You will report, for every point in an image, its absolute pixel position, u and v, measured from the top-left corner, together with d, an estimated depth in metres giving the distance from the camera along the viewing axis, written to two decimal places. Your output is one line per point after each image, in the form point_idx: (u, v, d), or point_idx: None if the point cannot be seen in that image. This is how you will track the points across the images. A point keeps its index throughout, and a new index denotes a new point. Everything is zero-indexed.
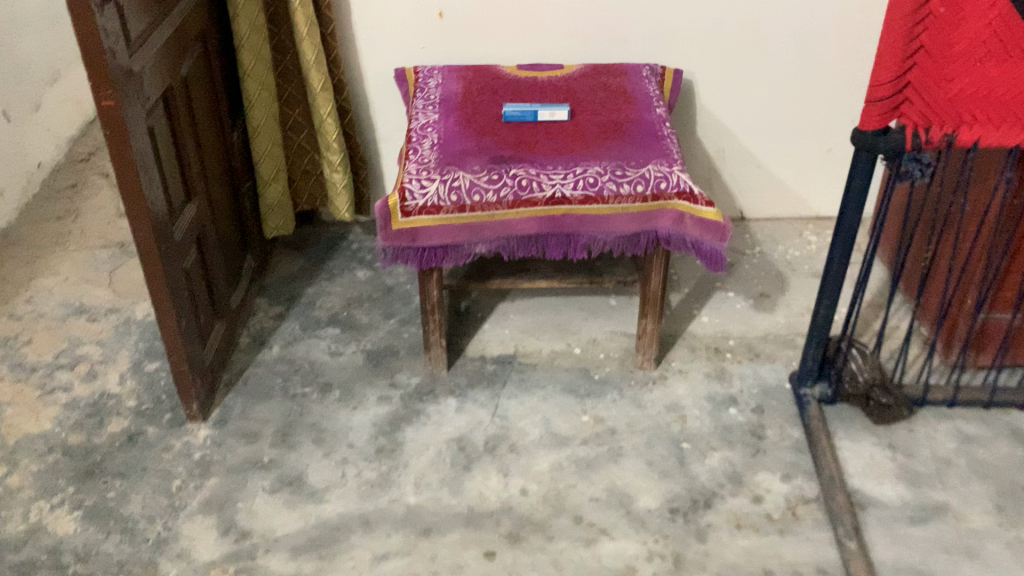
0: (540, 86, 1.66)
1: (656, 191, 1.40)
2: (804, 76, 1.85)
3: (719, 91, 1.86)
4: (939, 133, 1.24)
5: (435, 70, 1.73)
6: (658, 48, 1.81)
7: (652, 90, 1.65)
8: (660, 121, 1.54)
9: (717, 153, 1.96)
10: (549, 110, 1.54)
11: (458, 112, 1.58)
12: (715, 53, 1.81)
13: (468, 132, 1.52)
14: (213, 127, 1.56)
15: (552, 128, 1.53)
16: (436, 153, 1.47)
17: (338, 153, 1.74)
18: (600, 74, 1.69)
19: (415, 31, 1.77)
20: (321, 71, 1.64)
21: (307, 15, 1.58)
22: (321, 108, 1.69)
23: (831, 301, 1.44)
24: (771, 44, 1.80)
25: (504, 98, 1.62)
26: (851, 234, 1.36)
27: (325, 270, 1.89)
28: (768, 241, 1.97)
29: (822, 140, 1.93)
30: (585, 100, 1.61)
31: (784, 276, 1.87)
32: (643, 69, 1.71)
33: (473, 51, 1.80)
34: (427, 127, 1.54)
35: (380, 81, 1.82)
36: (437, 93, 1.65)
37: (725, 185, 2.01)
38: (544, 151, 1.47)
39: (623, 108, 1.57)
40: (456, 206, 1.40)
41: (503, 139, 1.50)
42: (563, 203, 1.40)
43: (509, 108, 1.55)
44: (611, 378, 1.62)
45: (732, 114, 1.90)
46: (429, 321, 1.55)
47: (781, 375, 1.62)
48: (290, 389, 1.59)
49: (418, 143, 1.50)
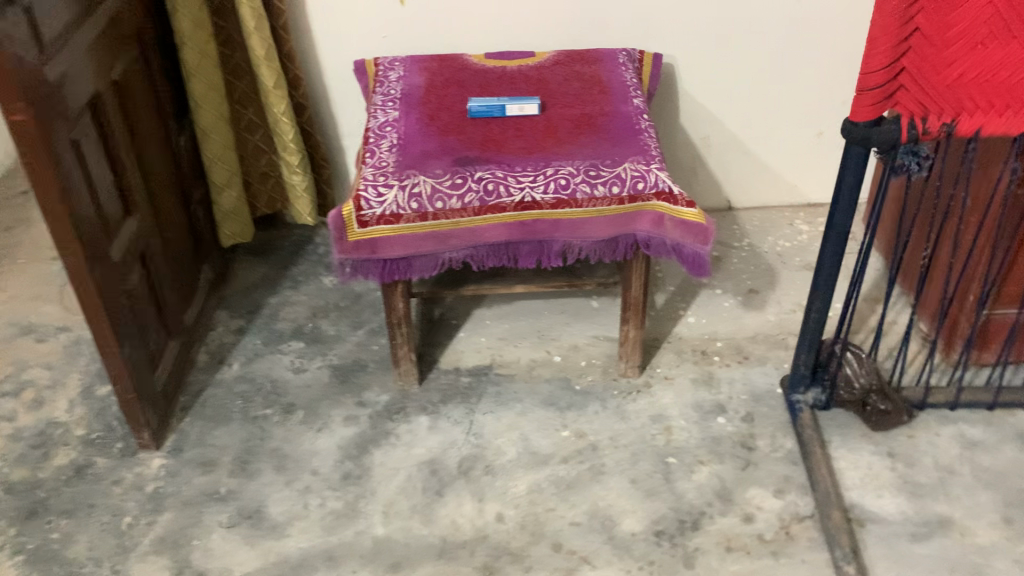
0: (509, 77, 1.54)
1: (633, 192, 1.29)
2: (792, 55, 1.74)
3: (699, 72, 1.75)
4: (937, 122, 1.14)
5: (398, 61, 1.61)
6: (634, 30, 1.69)
7: (629, 79, 1.54)
8: (638, 114, 1.43)
9: (701, 140, 1.85)
10: (517, 104, 1.43)
11: (421, 107, 1.46)
12: (695, 33, 1.70)
13: (430, 130, 1.41)
14: (156, 133, 1.44)
15: (521, 124, 1.42)
16: (395, 155, 1.35)
17: (296, 154, 1.63)
18: (573, 63, 1.57)
19: (375, 21, 1.65)
20: (272, 68, 1.52)
21: (254, 8, 1.46)
22: (275, 107, 1.57)
23: (824, 305, 1.34)
24: (755, 22, 1.69)
25: (470, 91, 1.50)
26: (844, 234, 1.27)
27: (289, 277, 1.78)
28: (757, 232, 1.88)
29: (811, 123, 1.83)
30: (557, 92, 1.49)
31: (774, 271, 1.77)
32: (619, 55, 1.60)
33: (438, 39, 1.69)
34: (386, 124, 1.43)
35: (339, 75, 1.71)
36: (399, 87, 1.52)
37: (711, 173, 1.90)
38: (512, 151, 1.36)
39: (598, 100, 1.46)
40: (418, 214, 1.29)
41: (469, 138, 1.39)
42: (533, 207, 1.30)
43: (475, 102, 1.43)
44: (594, 389, 1.52)
45: (716, 98, 1.79)
46: (396, 335, 1.45)
47: (773, 379, 1.52)
48: (250, 412, 1.49)
49: (377, 144, 1.39)
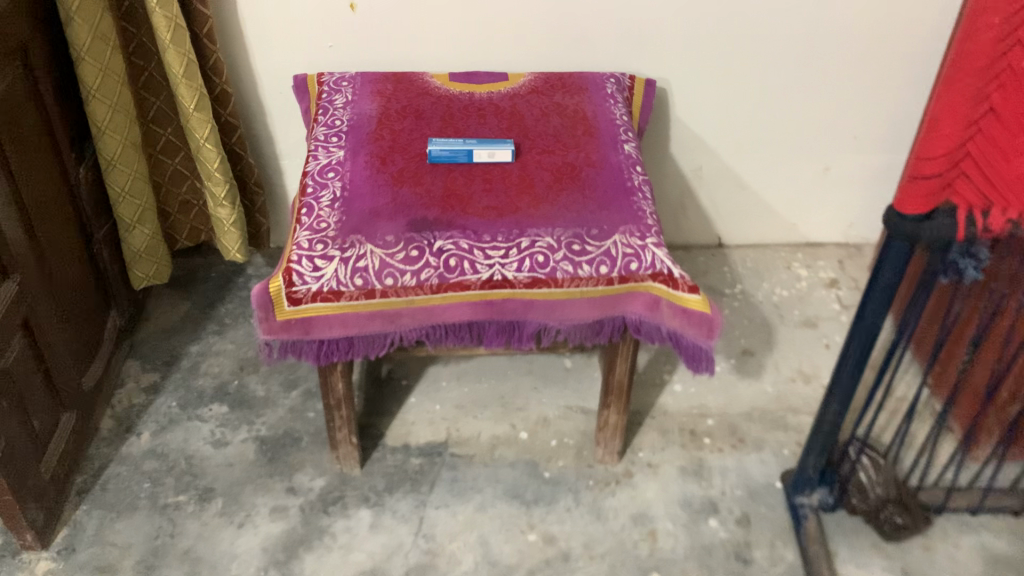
0: (477, 110, 1.30)
1: (624, 273, 1.07)
2: (803, 82, 1.51)
3: (698, 97, 1.52)
4: (1002, 218, 0.91)
5: (346, 80, 1.35)
6: (625, 48, 1.45)
7: (617, 115, 1.30)
8: (628, 166, 1.20)
9: (694, 172, 1.62)
10: (487, 148, 1.19)
11: (370, 148, 1.21)
12: (696, 54, 1.46)
13: (381, 179, 1.16)
14: (46, 165, 1.18)
15: (491, 175, 1.18)
16: (337, 213, 1.11)
17: (223, 183, 1.38)
18: (552, 93, 1.33)
19: (320, 27, 1.39)
20: (193, 86, 1.26)
21: (169, 17, 1.19)
22: (197, 131, 1.31)
23: (840, 410, 1.14)
24: (765, 44, 1.45)
25: (430, 126, 1.26)
26: (872, 333, 1.06)
27: (215, 319, 1.54)
28: (752, 277, 1.67)
29: (818, 158, 1.61)
30: (533, 132, 1.25)
31: (770, 327, 1.57)
32: (606, 83, 1.37)
33: (393, 51, 1.43)
34: (328, 168, 1.18)
35: (277, 87, 1.45)
36: (345, 116, 1.27)
37: (702, 208, 1.68)
38: (480, 211, 1.12)
39: (583, 145, 1.23)
40: (363, 291, 1.05)
41: (427, 191, 1.15)
42: (504, 286, 1.07)
43: (437, 145, 1.19)
44: (565, 477, 1.31)
45: (714, 126, 1.56)
46: (335, 417, 1.22)
47: (770, 470, 1.33)
48: (160, 498, 1.26)
49: (315, 195, 1.14)
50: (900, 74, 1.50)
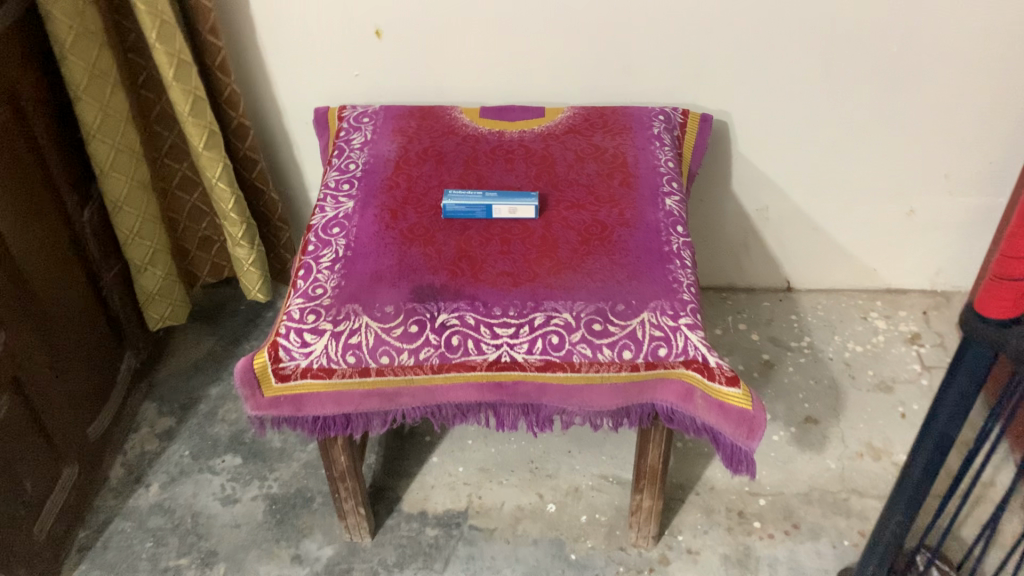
0: (504, 154, 1.17)
1: (650, 359, 0.93)
2: (886, 113, 1.33)
3: (763, 131, 1.36)
4: None
5: (368, 115, 1.24)
6: (679, 77, 1.30)
7: (661, 160, 1.16)
8: (667, 226, 1.06)
9: (759, 212, 1.46)
10: (509, 204, 1.07)
11: (382, 199, 1.10)
12: (762, 81, 1.30)
13: (388, 238, 1.05)
14: (43, 211, 1.11)
15: (510, 234, 1.06)
16: (335, 277, 1.00)
17: (240, 223, 1.29)
18: (591, 133, 1.20)
19: (343, 55, 1.28)
20: (201, 124, 1.18)
21: (172, 53, 1.10)
22: (208, 170, 1.23)
23: (906, 520, 0.98)
24: (841, 71, 1.28)
25: (451, 173, 1.14)
26: (945, 441, 0.89)
27: (238, 357, 1.47)
28: (822, 328, 1.50)
29: (901, 198, 1.43)
30: (563, 183, 1.12)
31: (838, 389, 1.40)
32: (654, 121, 1.22)
33: (420, 83, 1.32)
34: (333, 222, 1.08)
35: (301, 119, 1.36)
36: (361, 159, 1.16)
37: (768, 250, 1.52)
38: (493, 277, 1.00)
39: (618, 198, 1.09)
40: (357, 370, 0.95)
41: (438, 252, 1.03)
42: (513, 367, 0.95)
43: (453, 199, 1.08)
44: (593, 561, 1.18)
45: (781, 162, 1.40)
46: (340, 489, 1.13)
47: (829, 566, 1.17)
48: (160, 561, 1.19)
49: (316, 255, 1.04)
50: (1001, 106, 1.30)
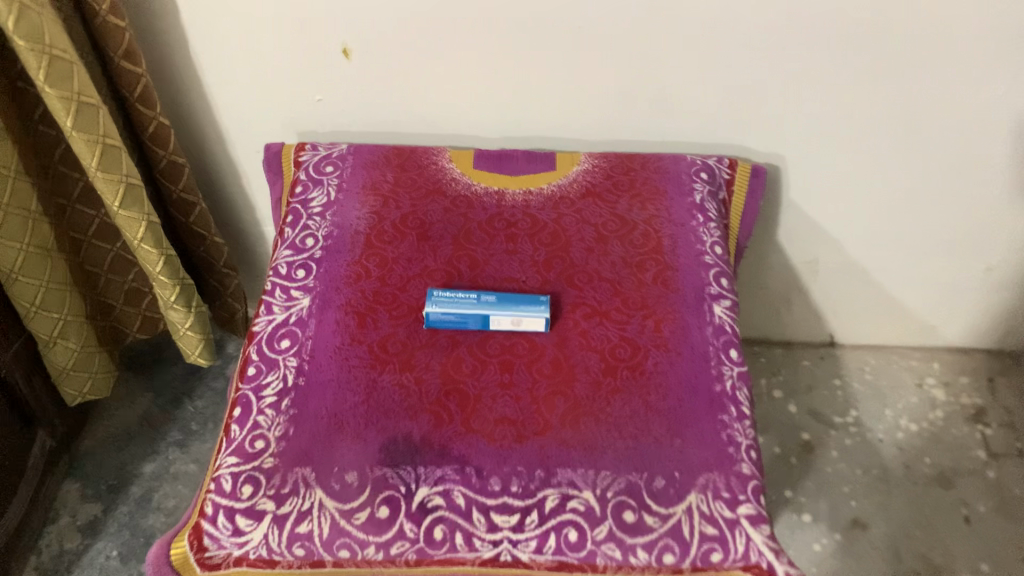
0: (505, 226, 0.91)
1: (698, 564, 0.70)
2: (979, 170, 1.06)
3: (824, 180, 1.10)
4: None
5: (332, 161, 0.97)
6: (726, 116, 1.03)
7: (704, 242, 0.90)
8: (716, 352, 0.81)
9: (808, 265, 1.22)
10: (510, 314, 0.81)
11: (345, 295, 0.85)
12: (831, 126, 1.03)
13: (353, 358, 0.80)
14: None
15: (513, 355, 0.80)
16: (282, 421, 0.76)
17: (173, 286, 1.04)
18: (615, 199, 0.94)
19: (301, 75, 1.00)
20: (114, 179, 0.91)
21: (67, 96, 0.83)
22: (128, 231, 0.96)
23: None
24: (931, 120, 1.01)
25: (437, 253, 0.88)
26: None
27: (179, 423, 1.24)
28: (871, 398, 1.28)
29: (981, 258, 1.18)
30: (582, 276, 0.87)
31: (890, 483, 1.19)
32: (696, 181, 0.96)
33: (398, 109, 1.05)
34: (283, 329, 0.82)
35: (251, 147, 1.08)
36: (322, 230, 0.91)
37: (813, 303, 1.28)
38: (490, 424, 0.76)
39: (653, 303, 0.84)
40: (308, 562, 0.71)
41: (418, 382, 0.79)
42: (516, 566, 0.72)
43: (439, 304, 0.81)
44: None
45: (840, 214, 1.14)
46: None
47: None
48: None
49: (259, 379, 0.79)
50: None
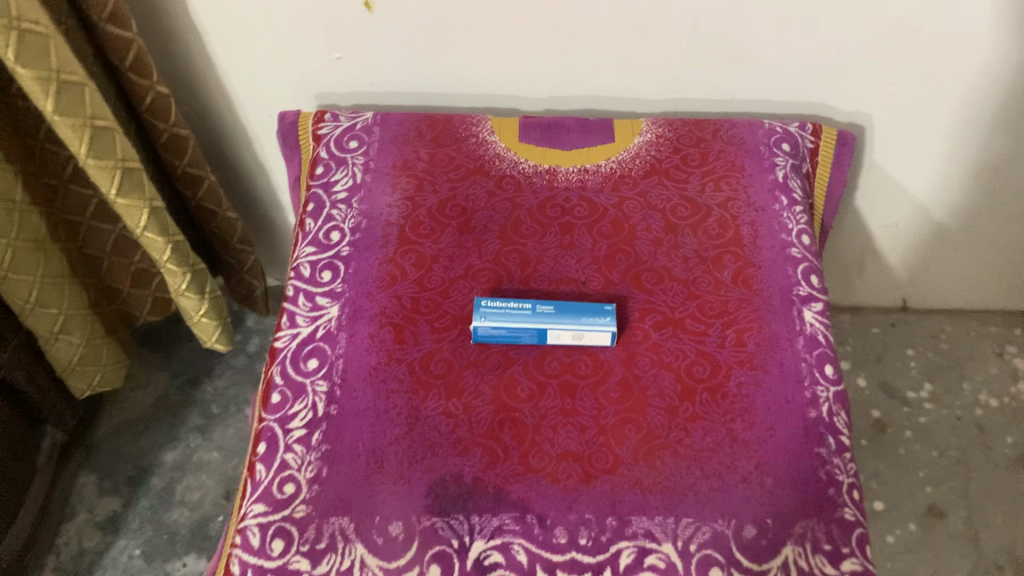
0: (558, 214, 0.79)
1: None
2: None
3: (914, 141, 0.96)
4: None
5: (357, 135, 0.85)
6: (807, 72, 0.89)
7: (788, 232, 0.78)
8: (808, 369, 0.71)
9: (884, 229, 1.09)
10: (570, 328, 0.70)
11: (379, 302, 0.74)
12: (929, 84, 0.89)
13: (391, 381, 0.70)
14: None
15: (574, 375, 0.70)
16: (315, 460, 0.67)
17: (183, 273, 0.93)
18: (684, 179, 0.81)
19: (318, 34, 0.87)
20: (106, 164, 0.79)
21: (43, 76, 0.71)
22: (128, 219, 0.85)
23: None
24: None
25: (482, 249, 0.77)
26: None
27: (198, 407, 1.16)
28: (947, 371, 1.18)
29: None
30: (650, 276, 0.75)
31: (969, 467, 1.09)
32: (776, 154, 0.83)
33: (428, 69, 0.91)
34: (310, 346, 0.72)
35: (263, 113, 0.96)
36: (349, 221, 0.79)
37: (885, 267, 1.16)
38: (552, 461, 0.66)
39: (734, 309, 0.73)
40: None
41: (467, 409, 0.69)
42: None
43: (488, 316, 0.70)
44: None
45: (928, 178, 1.01)
46: None
47: None
48: None
49: (286, 406, 0.70)
50: None
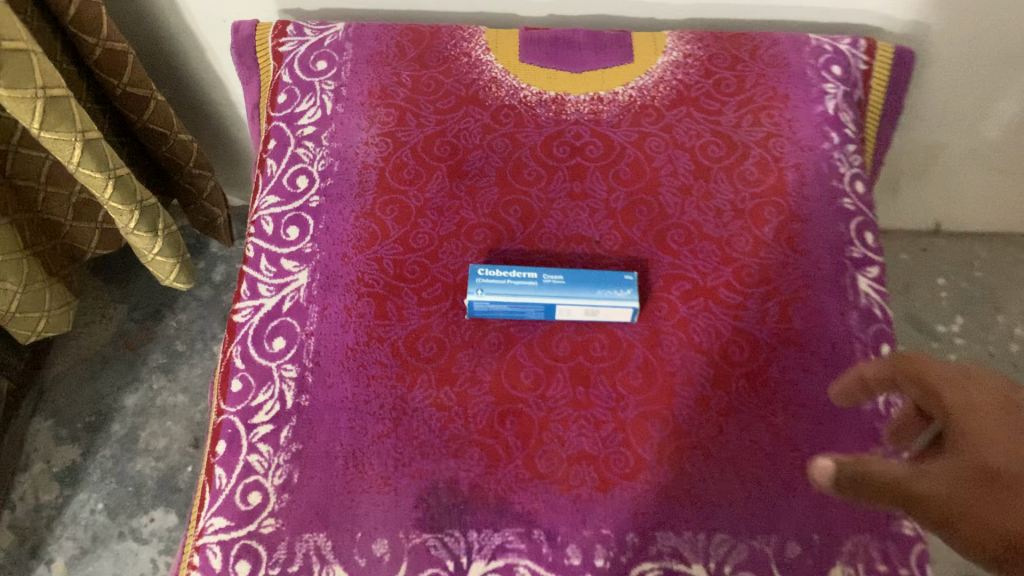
0: (568, 153, 0.67)
1: None
2: None
3: (976, 56, 0.83)
4: None
5: (325, 54, 0.71)
6: None
7: (840, 178, 0.66)
8: (863, 350, 0.60)
9: (927, 150, 0.97)
10: (584, 302, 0.59)
11: (356, 267, 0.62)
12: None
13: (371, 365, 0.59)
14: None
15: (588, 357, 0.60)
16: (283, 463, 0.57)
17: (130, 211, 0.80)
18: (718, 110, 0.68)
19: None
20: (22, 95, 0.65)
21: None
22: (58, 153, 0.72)
23: None
24: None
25: (478, 198, 0.65)
26: None
27: (161, 343, 1.05)
28: (980, 302, 1.08)
29: None
30: (677, 233, 0.64)
31: None
32: (827, 80, 0.70)
33: None
34: (276, 322, 0.61)
35: (212, 19, 0.80)
36: (318, 165, 0.66)
37: (924, 188, 1.04)
38: (562, 464, 0.56)
39: (777, 275, 0.62)
40: None
41: (462, 400, 0.58)
42: None
43: (486, 290, 0.59)
44: None
45: (986, 96, 0.88)
46: None
47: None
48: None
49: (249, 394, 0.59)
50: None
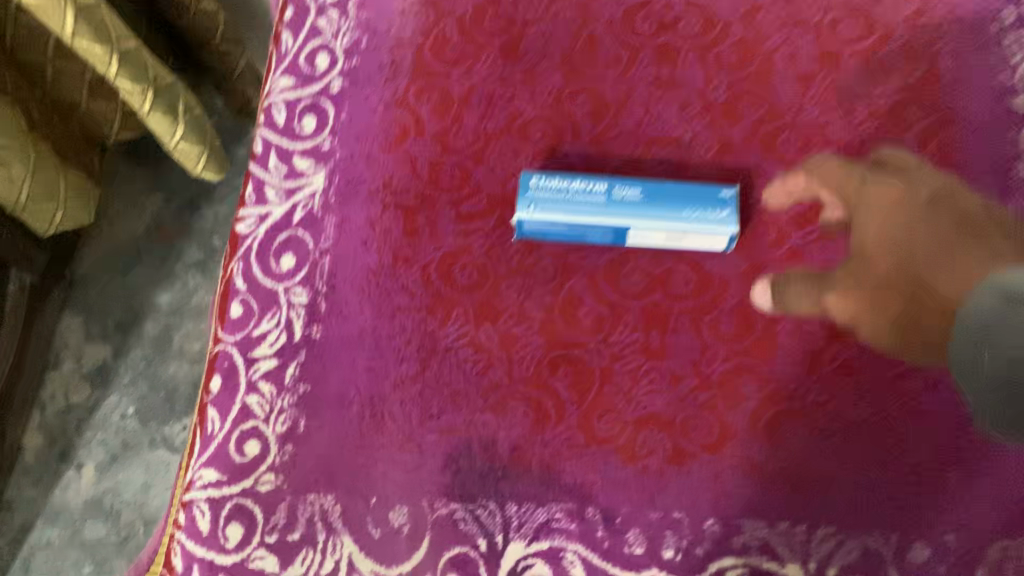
0: (654, 29, 0.52)
1: None
2: None
3: None
4: None
5: None
6: None
7: (1013, 70, 0.50)
8: None
9: None
10: (663, 228, 0.46)
11: (383, 171, 0.51)
12: None
13: (397, 293, 0.48)
14: None
15: (666, 294, 0.48)
16: (288, 407, 0.47)
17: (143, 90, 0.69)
18: None
19: None
20: None
21: None
22: (46, 18, 0.61)
23: None
24: None
25: (537, 87, 0.52)
26: None
27: (197, 237, 0.91)
28: None
29: None
30: (789, 138, 0.50)
31: None
32: None
33: None
34: (285, 235, 0.50)
35: None
36: (344, 40, 0.54)
37: None
38: (627, 428, 0.46)
39: None
40: None
41: (506, 342, 0.47)
42: None
43: (539, 206, 0.47)
44: None
45: None
46: None
47: None
48: None
49: (250, 322, 0.49)
50: None
